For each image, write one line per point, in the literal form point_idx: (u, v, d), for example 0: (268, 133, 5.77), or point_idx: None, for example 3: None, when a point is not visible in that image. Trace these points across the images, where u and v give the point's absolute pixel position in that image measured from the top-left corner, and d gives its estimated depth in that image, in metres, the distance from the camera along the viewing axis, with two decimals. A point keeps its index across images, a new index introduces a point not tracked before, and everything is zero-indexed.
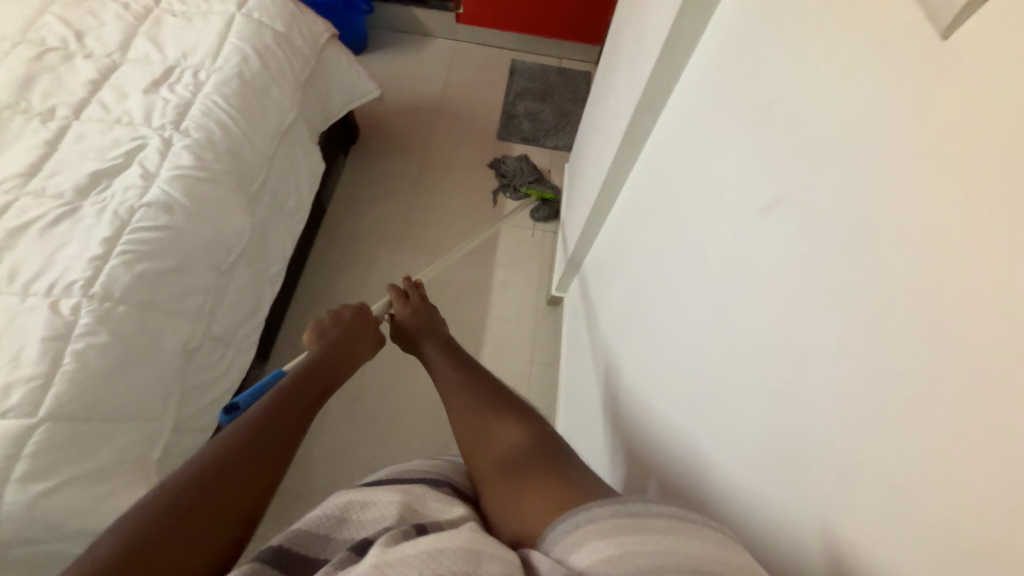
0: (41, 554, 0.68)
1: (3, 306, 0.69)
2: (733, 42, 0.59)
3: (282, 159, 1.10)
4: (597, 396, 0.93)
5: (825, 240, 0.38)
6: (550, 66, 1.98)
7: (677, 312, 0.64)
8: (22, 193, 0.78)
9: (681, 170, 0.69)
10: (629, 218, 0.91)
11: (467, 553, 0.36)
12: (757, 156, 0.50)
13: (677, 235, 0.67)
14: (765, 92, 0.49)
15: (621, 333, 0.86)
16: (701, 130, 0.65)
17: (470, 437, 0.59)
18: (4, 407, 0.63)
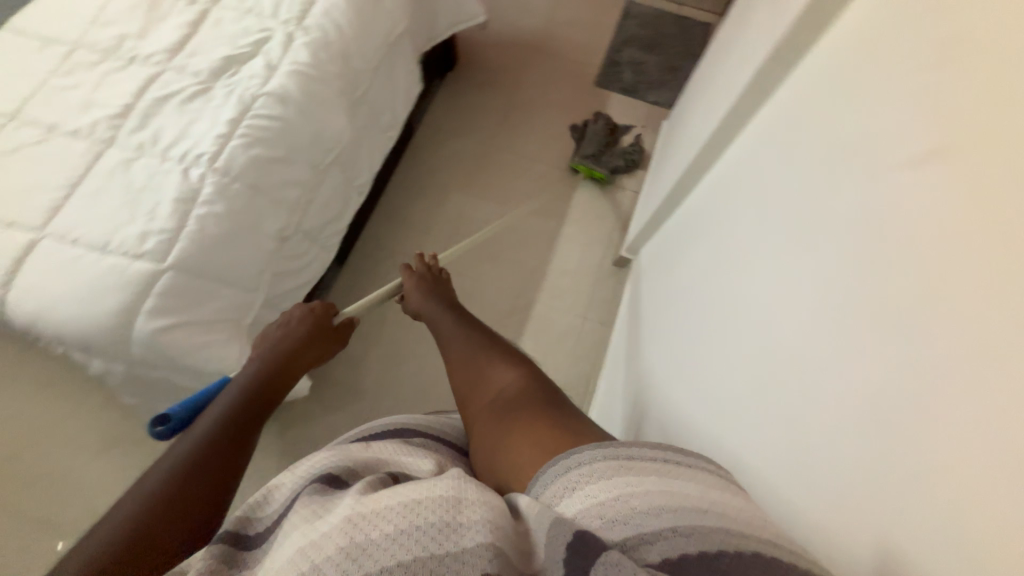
0: (155, 377, 0.82)
1: (146, 165, 0.79)
2: (806, 72, 0.65)
3: (385, 72, 1.13)
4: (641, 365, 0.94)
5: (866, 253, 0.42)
6: (668, 13, 1.81)
7: (716, 317, 0.68)
8: (168, 68, 0.87)
9: (739, 189, 0.75)
10: (684, 225, 0.98)
11: (450, 500, 0.38)
12: (808, 178, 0.55)
13: (727, 248, 0.72)
14: (824, 124, 0.55)
15: (663, 330, 0.89)
16: (767, 147, 0.70)
17: (469, 386, 0.70)
18: (142, 249, 0.74)
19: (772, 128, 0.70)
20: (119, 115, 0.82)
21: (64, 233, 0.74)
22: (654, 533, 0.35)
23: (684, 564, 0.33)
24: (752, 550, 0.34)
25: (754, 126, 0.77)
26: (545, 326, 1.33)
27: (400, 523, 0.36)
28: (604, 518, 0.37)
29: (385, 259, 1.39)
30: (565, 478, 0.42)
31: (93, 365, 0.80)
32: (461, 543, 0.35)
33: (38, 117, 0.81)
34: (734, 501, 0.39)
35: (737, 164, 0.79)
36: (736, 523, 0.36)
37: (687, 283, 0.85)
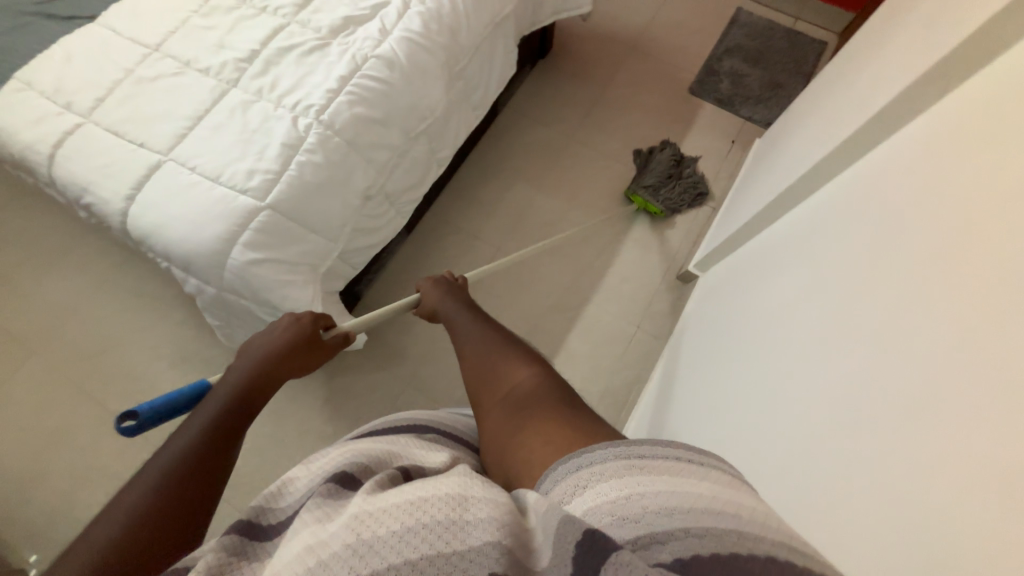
0: (238, 305, 0.88)
1: (262, 109, 0.85)
2: (901, 147, 0.70)
3: (485, 51, 1.14)
4: (702, 389, 0.94)
5: (933, 309, 0.48)
6: (780, 26, 1.71)
7: (780, 364, 0.72)
8: (293, 21, 0.92)
9: (817, 246, 0.80)
10: (751, 271, 1.02)
11: (455, 498, 0.38)
12: (891, 249, 0.60)
13: (799, 302, 0.76)
14: (910, 202, 0.60)
15: (722, 367, 0.90)
16: (853, 211, 0.74)
17: (481, 380, 0.66)
18: (248, 186, 0.80)
19: (862, 193, 0.75)
20: (245, 59, 0.87)
21: (185, 160, 0.81)
22: (665, 531, 0.34)
23: (696, 563, 0.32)
24: (764, 554, 0.33)
25: (839, 189, 0.83)
26: (595, 328, 1.32)
27: (406, 519, 0.35)
28: (614, 515, 0.36)
29: (450, 234, 1.42)
30: (577, 476, 0.41)
31: (189, 283, 0.87)
32: (467, 540, 0.34)
33: (178, 52, 0.88)
34: (754, 505, 0.37)
35: (817, 222, 0.84)
36: (753, 527, 0.35)
37: (750, 327, 0.88)
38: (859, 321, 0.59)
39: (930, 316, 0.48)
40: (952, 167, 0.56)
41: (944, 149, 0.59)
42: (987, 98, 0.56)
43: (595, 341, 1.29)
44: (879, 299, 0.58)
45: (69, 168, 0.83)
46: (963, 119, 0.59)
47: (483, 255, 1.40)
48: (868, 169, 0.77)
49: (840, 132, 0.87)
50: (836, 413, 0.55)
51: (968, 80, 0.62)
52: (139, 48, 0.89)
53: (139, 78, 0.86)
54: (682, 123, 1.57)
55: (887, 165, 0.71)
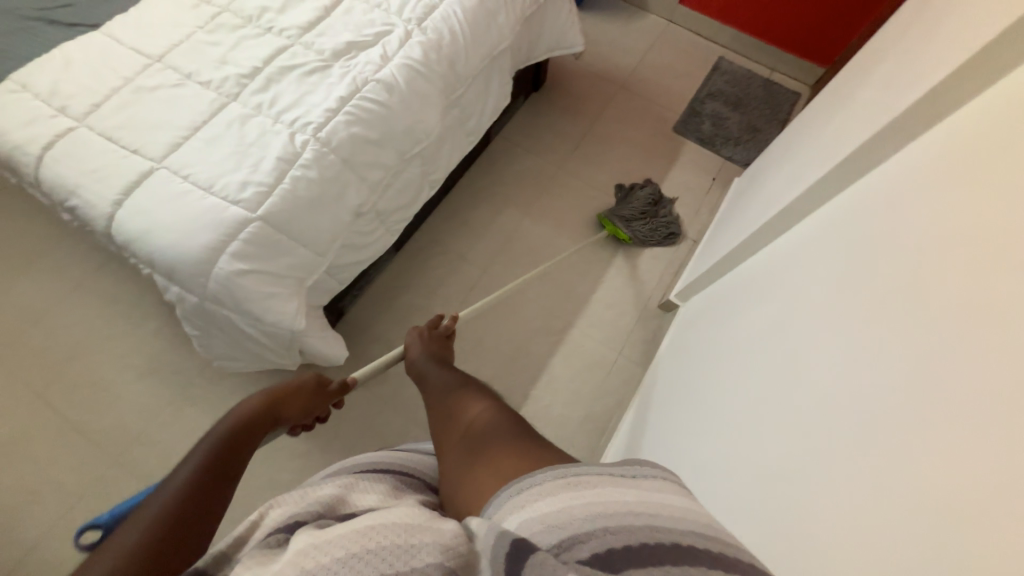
0: (218, 315, 0.87)
1: (260, 124, 0.86)
2: (869, 197, 0.75)
3: (481, 81, 1.19)
4: (677, 415, 0.95)
5: (894, 343, 0.52)
6: (758, 75, 1.83)
7: (751, 396, 0.75)
8: (297, 43, 0.95)
9: (789, 283, 0.84)
10: (728, 302, 1.06)
11: (402, 525, 0.38)
12: (857, 292, 0.64)
13: (770, 337, 0.79)
14: (877, 249, 0.65)
15: (696, 396, 0.92)
16: (823, 253, 0.79)
17: (442, 420, 0.68)
18: (240, 197, 0.81)
19: (831, 235, 0.80)
20: (247, 75, 0.89)
21: (178, 168, 0.81)
22: (587, 532, 0.38)
23: (610, 558, 0.36)
24: (671, 541, 0.37)
25: (808, 233, 0.88)
26: (577, 352, 1.33)
27: (349, 549, 0.36)
28: (543, 525, 0.39)
29: (438, 253, 1.43)
30: (515, 493, 0.43)
31: (170, 291, 0.86)
32: (410, 562, 0.35)
33: (180, 64, 0.90)
34: (679, 503, 0.42)
35: (790, 259, 0.89)
36: (665, 521, 0.39)
37: (724, 357, 0.91)
38: (822, 359, 0.63)
39: (895, 349, 0.52)
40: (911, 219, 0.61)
41: (901, 205, 0.65)
42: (933, 163, 0.63)
43: (576, 365, 1.31)
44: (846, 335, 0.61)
45: (57, 170, 0.83)
46: (916, 177, 0.65)
47: (470, 276, 1.41)
48: (835, 214, 0.83)
49: (814, 177, 0.93)
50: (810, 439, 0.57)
51: (926, 136, 0.69)
52: (141, 58, 0.91)
53: (138, 86, 0.87)
54: (667, 159, 1.64)
55: (849, 217, 0.78)
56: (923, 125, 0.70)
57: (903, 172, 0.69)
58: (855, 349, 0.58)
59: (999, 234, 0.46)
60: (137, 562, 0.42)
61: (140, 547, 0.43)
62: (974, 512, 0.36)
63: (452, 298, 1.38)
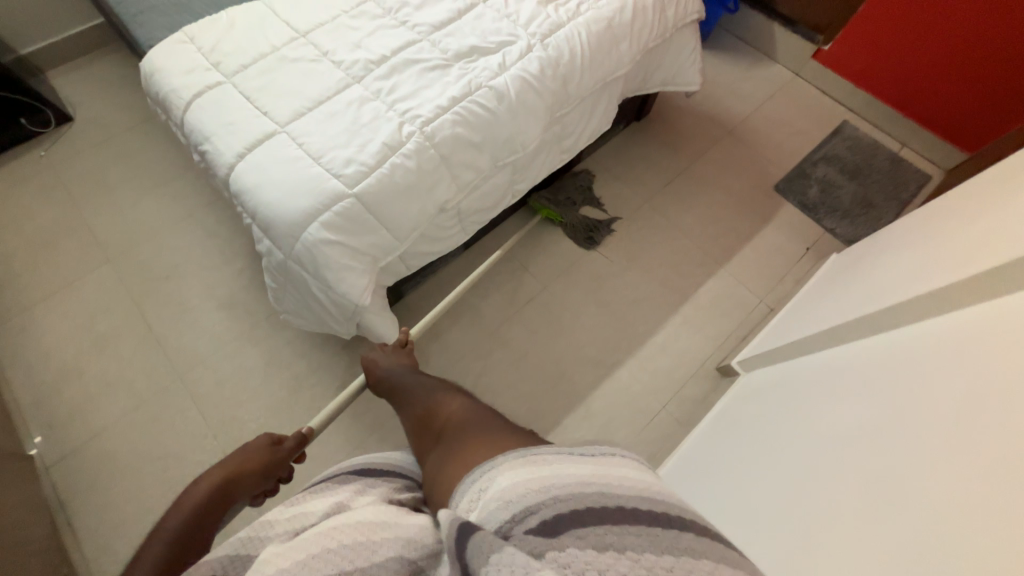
0: (296, 275, 0.93)
1: (375, 108, 0.91)
2: (973, 321, 0.69)
3: (588, 103, 1.18)
4: (727, 503, 0.88)
5: (982, 518, 0.50)
6: (885, 148, 1.67)
7: (805, 514, 0.72)
8: (426, 39, 0.99)
9: (868, 391, 0.78)
10: (797, 386, 0.97)
11: (365, 526, 0.46)
12: (938, 436, 0.61)
13: (829, 449, 0.76)
14: (971, 392, 0.61)
15: (748, 488, 0.86)
16: (912, 369, 0.73)
17: (420, 420, 0.72)
18: (342, 171, 0.86)
19: (924, 351, 0.74)
20: (374, 62, 0.95)
21: (296, 136, 0.89)
22: (538, 506, 0.44)
23: (557, 522, 0.42)
24: (614, 506, 0.43)
25: (915, 339, 0.78)
26: (619, 394, 1.28)
27: (323, 546, 0.43)
28: (500, 502, 0.46)
29: (503, 261, 1.44)
30: (481, 479, 0.51)
31: (263, 244, 0.94)
32: (372, 557, 0.43)
33: (321, 42, 0.98)
34: (631, 476, 0.48)
35: (880, 364, 0.81)
36: (611, 489, 0.46)
37: (782, 451, 0.85)
38: (890, 501, 0.61)
39: (996, 528, 0.48)
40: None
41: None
42: None
43: (614, 407, 1.26)
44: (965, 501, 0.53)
45: (199, 117, 0.93)
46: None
47: (529, 290, 1.41)
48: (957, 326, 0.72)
49: (937, 277, 0.82)
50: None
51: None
52: (290, 30, 1.00)
53: (281, 56, 0.96)
54: (760, 217, 1.54)
55: (961, 335, 0.70)
56: None
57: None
58: (933, 506, 0.56)
59: None
60: None
61: None
62: None
63: (506, 306, 1.38)
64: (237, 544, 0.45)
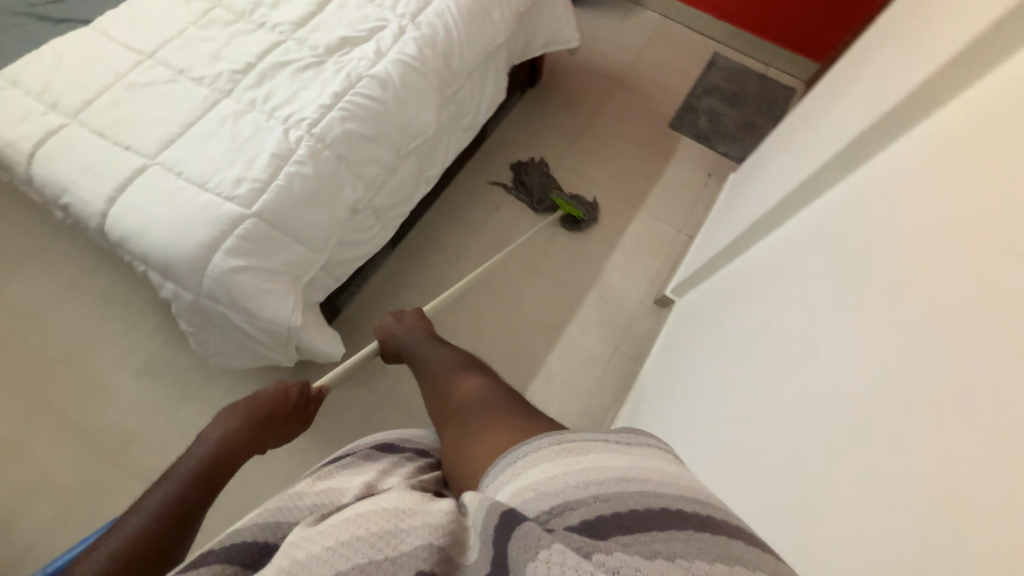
0: (214, 311, 0.86)
1: (254, 120, 0.86)
2: (881, 174, 0.73)
3: (477, 77, 1.19)
4: (676, 409, 0.95)
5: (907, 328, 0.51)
6: (753, 71, 1.83)
7: (754, 384, 0.74)
8: (290, 38, 0.94)
9: (798, 266, 0.82)
10: (729, 291, 1.06)
11: (395, 511, 0.41)
12: (865, 274, 0.63)
13: (775, 326, 0.78)
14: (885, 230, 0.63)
15: (699, 391, 0.91)
16: (834, 233, 0.76)
17: (437, 399, 0.69)
18: (234, 193, 0.80)
19: (846, 210, 0.77)
20: (239, 71, 0.89)
21: (172, 165, 0.81)
22: (579, 500, 0.38)
23: (599, 524, 0.37)
24: (659, 506, 0.38)
25: (829, 219, 0.81)
26: (575, 348, 1.33)
27: (346, 534, 0.39)
28: (533, 492, 0.40)
29: (435, 251, 1.43)
30: (509, 468, 0.45)
31: (165, 288, 0.86)
32: (400, 547, 0.38)
33: (173, 60, 0.89)
34: (671, 471, 0.42)
35: (802, 240, 0.86)
36: (654, 484, 0.40)
37: (729, 347, 0.89)
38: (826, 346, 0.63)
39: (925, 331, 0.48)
40: (973, 196, 0.51)
41: (960, 174, 0.55)
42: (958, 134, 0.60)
43: (574, 362, 1.31)
44: (911, 318, 0.51)
45: (49, 168, 0.82)
46: (973, 149, 0.55)
47: (468, 273, 1.41)
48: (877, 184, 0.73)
49: (807, 171, 0.93)
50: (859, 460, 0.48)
51: (948, 117, 0.63)
52: (133, 54, 0.90)
53: (130, 83, 0.87)
54: (662, 155, 1.64)
55: (871, 190, 0.73)
56: (912, 121, 0.71)
57: (924, 150, 0.65)
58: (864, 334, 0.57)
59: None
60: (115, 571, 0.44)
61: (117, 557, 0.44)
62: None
63: (450, 294, 1.38)
64: (266, 510, 0.44)
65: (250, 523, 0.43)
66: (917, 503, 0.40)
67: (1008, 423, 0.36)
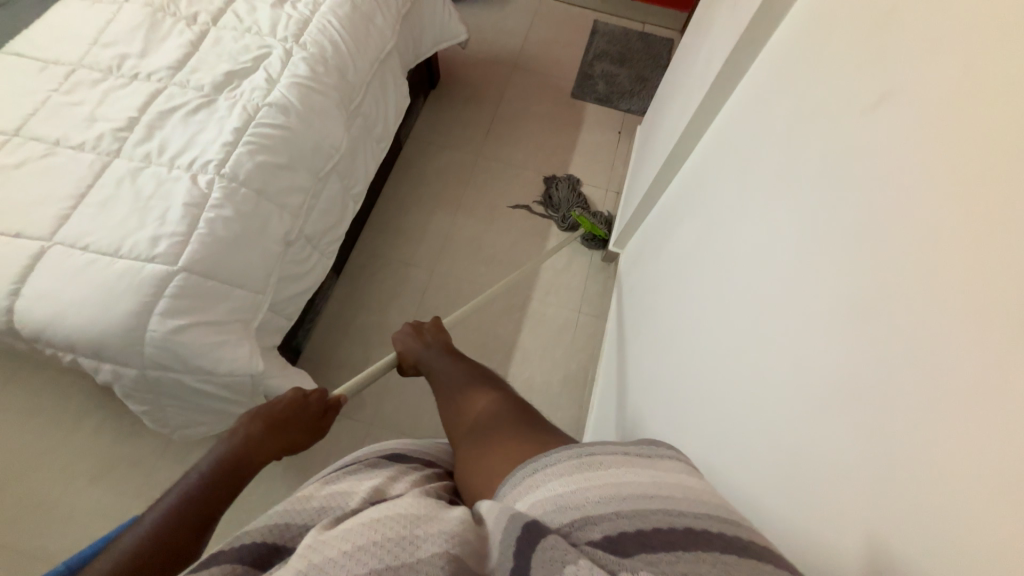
0: (165, 380, 0.82)
1: (155, 174, 0.81)
2: (769, 64, 0.74)
3: (376, 85, 1.19)
4: (641, 348, 1.00)
5: (828, 197, 0.49)
6: (633, 30, 1.95)
7: (707, 303, 0.74)
8: (171, 83, 0.89)
9: (719, 176, 0.82)
10: (662, 226, 1.10)
11: (409, 519, 0.40)
12: (778, 160, 0.62)
13: (713, 241, 0.78)
14: (788, 111, 0.63)
15: (661, 325, 0.93)
16: (741, 136, 0.78)
17: (450, 412, 0.70)
18: (154, 253, 0.76)
19: (745, 110, 0.79)
20: (124, 128, 0.84)
21: (74, 241, 0.75)
22: (600, 515, 0.39)
23: (621, 540, 0.37)
24: (683, 526, 0.37)
25: (724, 133, 0.85)
26: (541, 323, 1.38)
27: (360, 540, 0.38)
28: (556, 506, 0.41)
29: (382, 267, 1.42)
30: (530, 482, 0.46)
31: (103, 371, 0.80)
32: (416, 554, 0.37)
33: (44, 132, 0.82)
34: (691, 487, 0.42)
35: (715, 151, 0.88)
36: (679, 505, 0.40)
37: (678, 275, 0.91)
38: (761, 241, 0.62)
39: (847, 195, 0.46)
40: (847, 66, 0.52)
41: (839, 33, 0.55)
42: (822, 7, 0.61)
43: (544, 335, 1.35)
44: (830, 184, 0.50)
45: None
46: (828, 26, 0.58)
47: (420, 280, 1.41)
48: (754, 99, 0.76)
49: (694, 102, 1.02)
50: (783, 359, 0.51)
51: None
52: None
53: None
54: (573, 124, 1.72)
55: (760, 84, 0.75)
56: None
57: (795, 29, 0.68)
58: (791, 216, 0.56)
59: (916, 40, 0.42)
60: (158, 542, 0.46)
61: (159, 530, 0.47)
62: (996, 352, 0.30)
63: (409, 305, 1.37)
64: (281, 510, 0.45)
65: (263, 522, 0.44)
66: (844, 378, 0.42)
67: (945, 267, 0.35)
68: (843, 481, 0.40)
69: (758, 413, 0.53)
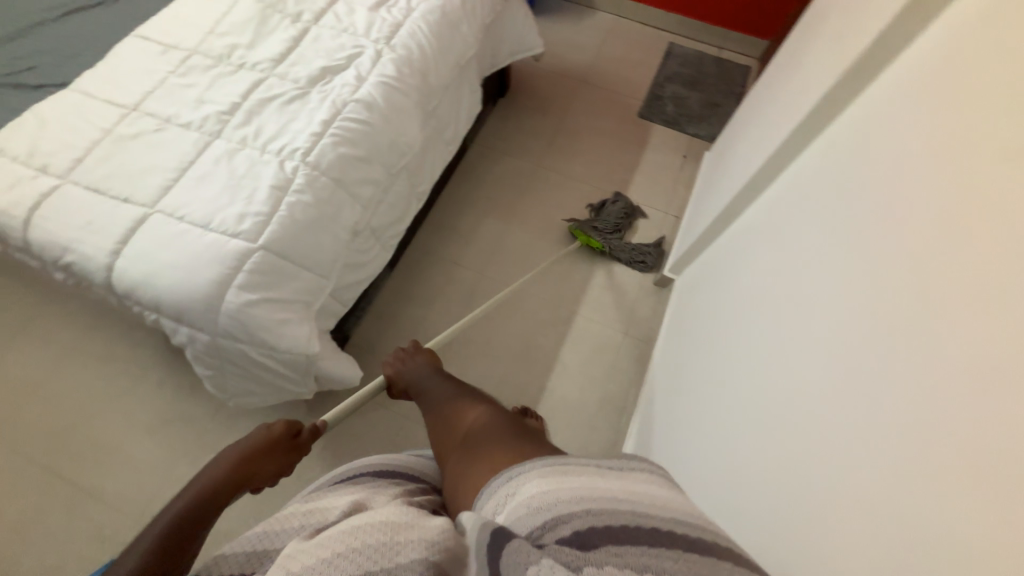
0: (232, 350, 0.86)
1: (248, 156, 0.87)
2: (865, 105, 0.71)
3: (453, 90, 1.22)
4: (683, 379, 0.97)
5: (907, 263, 0.48)
6: (708, 55, 1.92)
7: (755, 350, 0.72)
8: (271, 74, 0.96)
9: (785, 221, 0.80)
10: (720, 260, 1.07)
11: (390, 524, 0.41)
12: (853, 214, 0.61)
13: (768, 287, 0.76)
14: (875, 161, 0.60)
15: (703, 362, 0.91)
16: (819, 178, 0.75)
17: (442, 427, 0.70)
18: (239, 230, 0.81)
19: (828, 152, 0.76)
20: (226, 112, 0.90)
21: (171, 211, 0.82)
22: (569, 513, 0.39)
23: (588, 534, 0.37)
24: (649, 526, 0.39)
25: (803, 172, 0.82)
26: (584, 339, 1.35)
27: (339, 546, 0.38)
28: (529, 508, 0.41)
29: (433, 265, 1.45)
30: (503, 491, 0.46)
31: (179, 333, 0.86)
32: (395, 558, 0.37)
33: (158, 110, 0.90)
34: (661, 495, 0.44)
35: (786, 194, 0.85)
36: (647, 509, 0.41)
37: (727, 313, 0.88)
38: (824, 295, 0.60)
39: (928, 264, 0.45)
40: (946, 122, 0.50)
41: (947, 83, 0.52)
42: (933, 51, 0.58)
43: (586, 352, 1.33)
44: (908, 249, 0.48)
45: (47, 229, 0.81)
46: (939, 72, 0.55)
47: (468, 282, 1.43)
48: (838, 143, 0.74)
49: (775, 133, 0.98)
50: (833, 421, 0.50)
51: (920, 39, 0.63)
52: (117, 108, 0.91)
53: (118, 135, 0.87)
54: (638, 143, 1.70)
55: (851, 125, 0.72)
56: None
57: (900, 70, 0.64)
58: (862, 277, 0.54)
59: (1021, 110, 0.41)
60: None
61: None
62: None
63: (455, 305, 1.39)
64: (261, 530, 0.47)
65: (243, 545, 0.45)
66: (894, 451, 0.41)
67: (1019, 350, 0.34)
68: (879, 551, 0.39)
69: (808, 468, 0.51)
